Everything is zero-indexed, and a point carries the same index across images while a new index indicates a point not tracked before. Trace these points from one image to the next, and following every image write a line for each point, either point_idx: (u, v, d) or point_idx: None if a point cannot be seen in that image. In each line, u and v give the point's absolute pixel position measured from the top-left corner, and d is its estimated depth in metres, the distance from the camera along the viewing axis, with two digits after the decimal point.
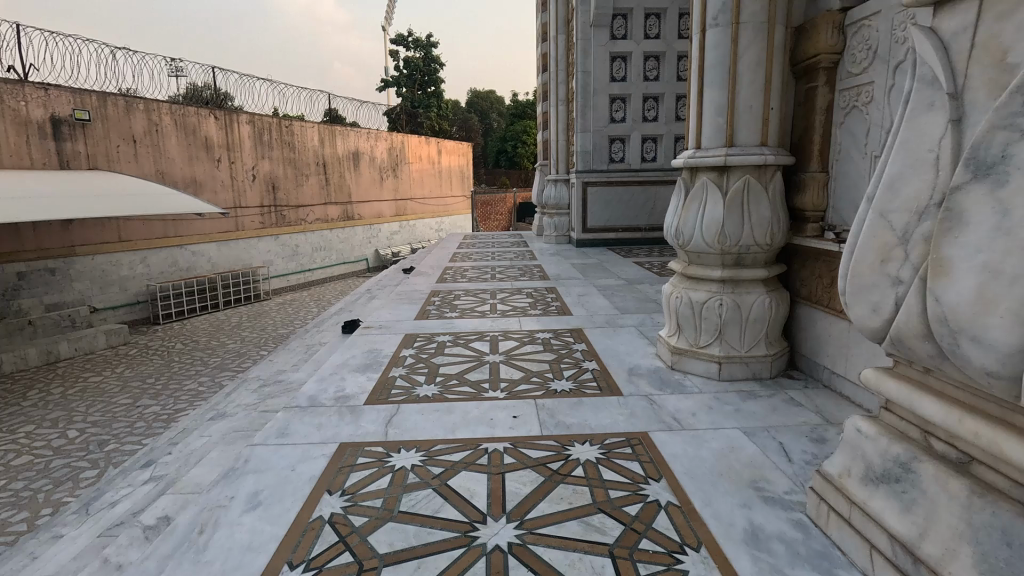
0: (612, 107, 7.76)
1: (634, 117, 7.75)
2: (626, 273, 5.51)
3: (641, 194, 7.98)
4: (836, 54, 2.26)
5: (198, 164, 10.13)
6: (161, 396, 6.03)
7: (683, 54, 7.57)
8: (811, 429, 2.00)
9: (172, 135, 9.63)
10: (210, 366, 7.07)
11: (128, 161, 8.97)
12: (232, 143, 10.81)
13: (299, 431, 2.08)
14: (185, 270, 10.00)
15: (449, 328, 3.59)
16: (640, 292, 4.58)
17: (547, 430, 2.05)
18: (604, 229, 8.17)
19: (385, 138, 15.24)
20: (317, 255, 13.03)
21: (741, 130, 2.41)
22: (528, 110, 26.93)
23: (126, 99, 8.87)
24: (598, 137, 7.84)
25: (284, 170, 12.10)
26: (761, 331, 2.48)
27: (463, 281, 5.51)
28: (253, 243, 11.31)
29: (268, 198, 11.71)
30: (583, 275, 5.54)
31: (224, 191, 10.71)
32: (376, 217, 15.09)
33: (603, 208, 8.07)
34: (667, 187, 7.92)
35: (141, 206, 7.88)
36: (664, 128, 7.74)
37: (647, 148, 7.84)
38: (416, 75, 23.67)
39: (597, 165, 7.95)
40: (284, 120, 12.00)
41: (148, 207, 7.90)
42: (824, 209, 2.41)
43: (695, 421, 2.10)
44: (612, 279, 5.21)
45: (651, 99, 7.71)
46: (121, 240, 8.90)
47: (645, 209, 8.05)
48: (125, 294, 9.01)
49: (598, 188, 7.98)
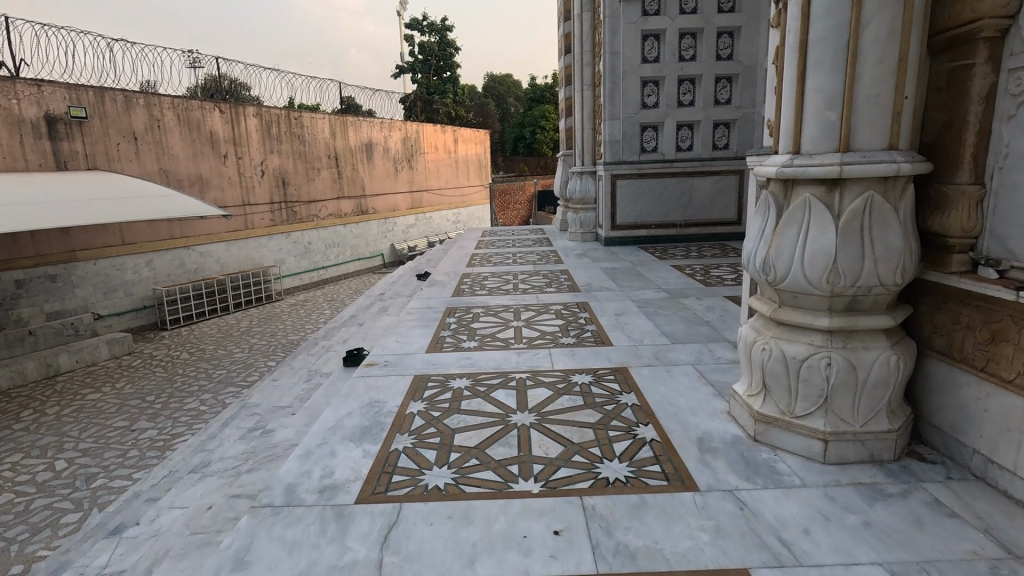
0: (643, 91, 7.10)
1: (667, 102, 7.07)
2: (665, 282, 4.88)
3: (675, 187, 7.26)
4: (1005, 18, 1.61)
5: (203, 160, 9.67)
6: (159, 417, 5.60)
7: (724, 31, 6.84)
8: (991, 569, 1.37)
9: (175, 130, 9.16)
10: (215, 379, 6.65)
11: (129, 160, 8.53)
12: (239, 137, 10.32)
13: (264, 557, 1.54)
14: (193, 272, 9.62)
15: (467, 366, 3.02)
16: (689, 310, 3.93)
17: (603, 560, 1.47)
18: (635, 226, 7.45)
19: (400, 128, 14.64)
20: (330, 252, 12.56)
21: (864, 126, 1.75)
22: (546, 95, 26.08)
23: (125, 94, 8.41)
24: (628, 124, 7.19)
25: (293, 164, 11.60)
26: (883, 399, 1.85)
27: (482, 293, 4.93)
28: (263, 241, 10.91)
29: (278, 194, 11.28)
30: (617, 284, 4.92)
31: (232, 188, 10.26)
32: (392, 210, 14.54)
33: (634, 202, 7.37)
34: (704, 179, 7.21)
35: (144, 208, 7.48)
36: (701, 113, 7.05)
37: (682, 136, 7.17)
38: (431, 61, 23.16)
39: (627, 155, 7.27)
40: (294, 111, 11.45)
41: (152, 209, 7.51)
42: (978, 233, 1.75)
43: (813, 546, 1.49)
44: (650, 291, 4.57)
45: (686, 81, 7.03)
46: (124, 242, 8.51)
47: (679, 202, 7.31)
48: (130, 299, 8.63)
49: (628, 181, 7.31)
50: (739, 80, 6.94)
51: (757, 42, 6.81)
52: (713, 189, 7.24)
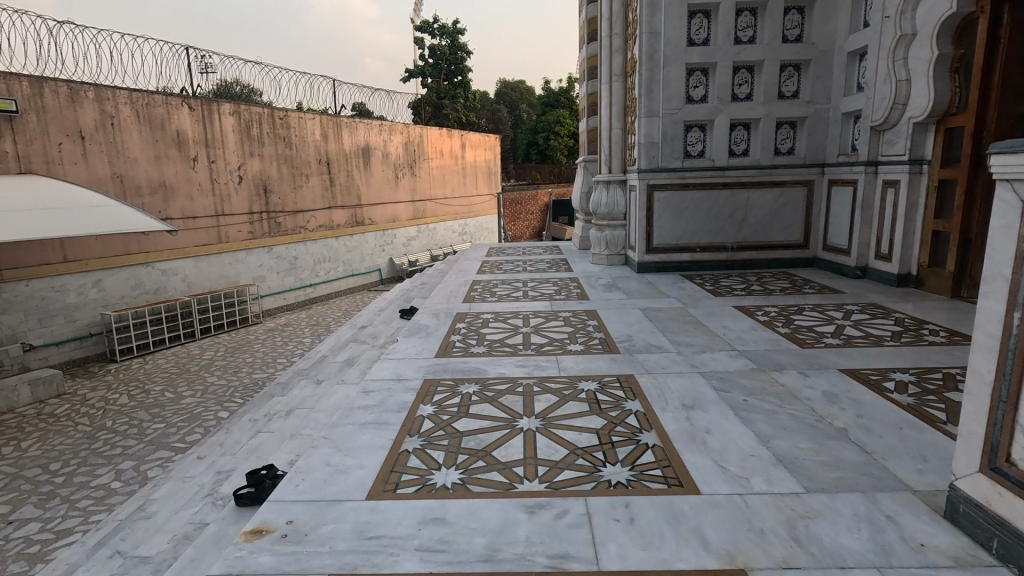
0: (688, 82, 5.71)
1: (719, 95, 5.69)
2: (739, 342, 3.42)
3: (727, 200, 5.82)
4: None
5: (167, 165, 8.41)
6: (54, 500, 4.23)
7: (792, 5, 5.47)
8: None
9: (134, 129, 7.92)
10: (146, 437, 5.28)
11: (74, 163, 7.25)
12: (212, 138, 9.04)
13: None
14: (154, 293, 8.32)
15: (436, 546, 1.60)
16: (799, 404, 2.48)
17: None
18: (676, 249, 5.98)
19: (401, 131, 13.35)
20: (319, 268, 11.23)
21: None
22: (561, 99, 24.69)
23: (70, 86, 7.15)
24: (670, 122, 5.78)
25: (277, 170, 10.30)
26: None
27: (479, 349, 3.48)
28: (241, 256, 9.63)
29: (259, 203, 9.98)
30: (671, 341, 3.47)
31: (203, 197, 8.97)
32: (391, 221, 13.21)
33: (675, 219, 5.91)
34: (763, 191, 5.79)
35: (70, 211, 6.09)
36: (762, 109, 5.67)
37: (736, 138, 5.79)
38: (441, 65, 21.96)
39: (668, 161, 5.85)
40: (279, 110, 10.16)
41: (79, 212, 6.12)
42: None
43: None
44: (724, 359, 3.11)
45: (743, 70, 5.67)
46: (66, 260, 7.23)
47: (732, 220, 5.86)
48: (72, 327, 7.33)
49: (668, 193, 5.87)
50: (809, 68, 5.56)
51: (835, 20, 5.42)
52: (774, 204, 5.81)
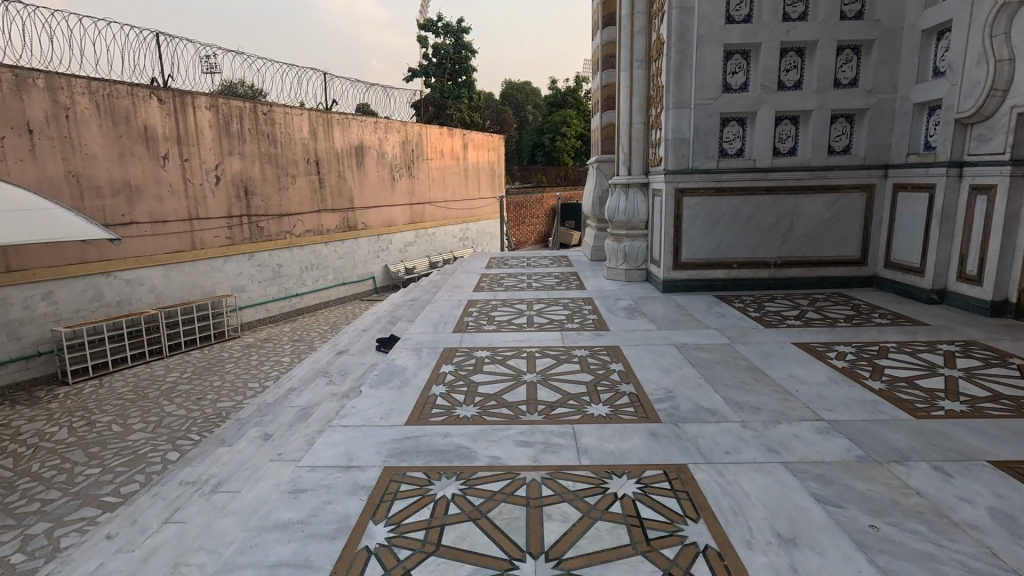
0: (725, 67, 4.81)
1: (763, 82, 4.77)
2: (824, 406, 2.48)
3: (771, 207, 4.90)
4: None
5: (132, 163, 7.55)
6: None
7: None
8: None
9: (92, 123, 7.07)
10: (74, 488, 4.40)
11: (19, 160, 6.39)
12: (185, 134, 8.19)
13: None
14: (116, 306, 7.46)
15: None
16: (966, 542, 1.55)
17: None
18: (709, 264, 5.05)
19: (398, 129, 12.47)
20: (307, 277, 10.37)
21: None
22: (569, 99, 23.73)
23: (15, 72, 6.31)
24: (704, 114, 4.86)
25: (260, 170, 9.43)
26: None
27: (467, 411, 2.57)
28: (218, 264, 8.77)
29: (239, 205, 9.10)
30: (728, 403, 2.54)
31: (174, 199, 8.11)
32: (387, 225, 12.32)
33: (709, 229, 4.99)
34: (814, 196, 4.87)
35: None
36: (814, 98, 4.75)
37: (783, 133, 4.87)
38: (445, 64, 21.13)
39: (700, 161, 4.93)
40: (262, 104, 9.31)
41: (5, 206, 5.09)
42: None
43: None
44: (813, 439, 2.18)
45: (791, 52, 4.76)
46: (10, 270, 6.38)
47: (775, 231, 4.94)
48: (17, 345, 6.49)
49: (701, 198, 4.95)
50: (872, 51, 4.65)
51: None
52: (825, 213, 4.89)
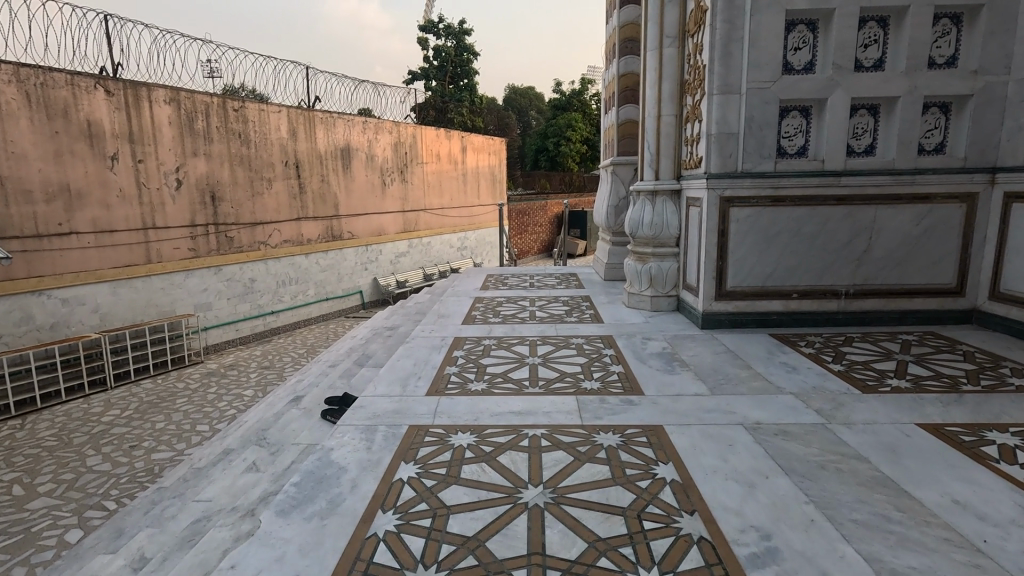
0: (785, 41, 3.74)
1: (835, 59, 3.70)
2: None
3: (843, 221, 3.82)
4: None
5: (73, 163, 6.53)
6: None
7: None
8: None
9: (22, 117, 6.06)
10: None
11: None
12: (139, 132, 7.17)
13: None
14: (51, 329, 6.40)
15: None
16: None
17: None
18: (761, 294, 3.96)
19: (390, 130, 11.44)
20: (284, 292, 9.32)
21: None
22: (574, 102, 22.73)
23: None
24: (758, 101, 3.78)
25: (230, 173, 8.39)
26: None
27: None
28: (179, 279, 7.72)
29: (204, 213, 8.05)
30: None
31: (125, 205, 7.07)
32: (375, 234, 11.26)
33: (762, 249, 3.90)
34: (900, 208, 3.78)
35: None
36: (902, 80, 3.68)
37: (858, 127, 3.80)
38: (447, 67, 20.19)
39: (753, 161, 3.84)
40: (232, 99, 8.29)
41: None
42: None
43: None
44: None
45: (871, 22, 3.69)
46: None
47: (847, 252, 3.85)
48: None
49: (753, 210, 3.87)
50: (979, 20, 3.59)
51: None
52: (914, 229, 3.80)
